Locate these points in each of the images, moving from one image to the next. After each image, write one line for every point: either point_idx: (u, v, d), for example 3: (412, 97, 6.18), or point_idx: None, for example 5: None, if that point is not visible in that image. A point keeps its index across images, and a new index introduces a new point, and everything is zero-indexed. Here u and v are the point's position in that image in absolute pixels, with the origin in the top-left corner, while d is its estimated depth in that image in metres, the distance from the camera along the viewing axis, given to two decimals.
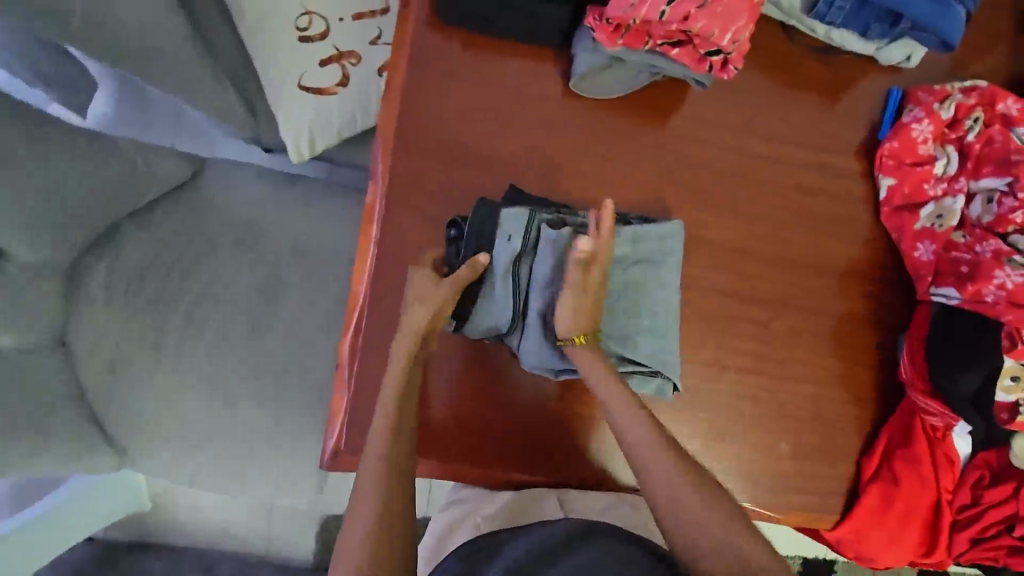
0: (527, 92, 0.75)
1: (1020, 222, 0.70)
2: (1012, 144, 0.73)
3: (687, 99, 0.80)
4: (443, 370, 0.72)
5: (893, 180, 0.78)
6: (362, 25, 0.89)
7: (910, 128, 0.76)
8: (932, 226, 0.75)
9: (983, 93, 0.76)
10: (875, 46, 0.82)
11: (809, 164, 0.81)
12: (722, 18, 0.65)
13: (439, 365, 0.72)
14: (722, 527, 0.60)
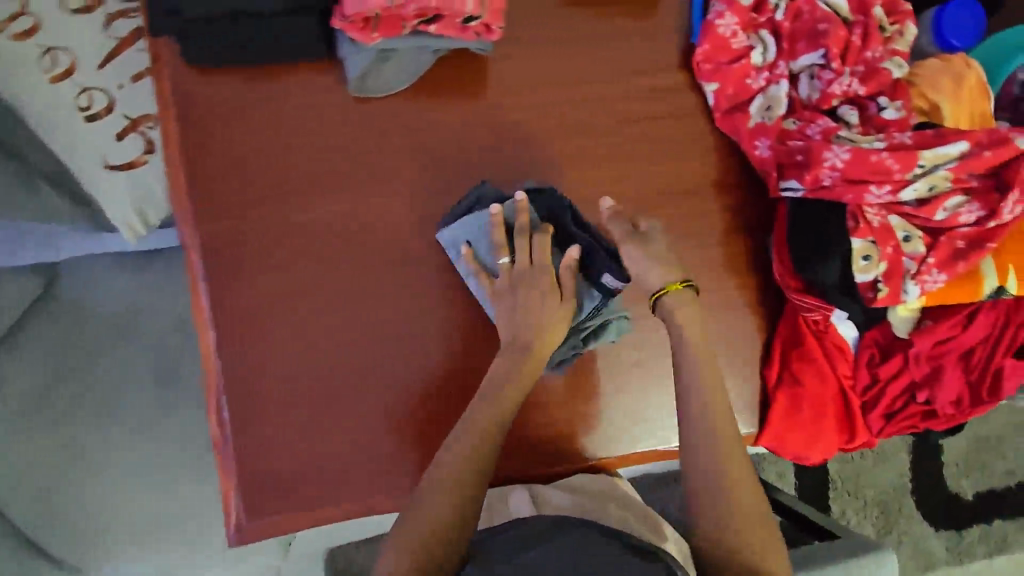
0: (315, 111, 0.71)
1: (841, 94, 0.67)
2: (818, 13, 0.69)
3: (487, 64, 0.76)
4: (320, 414, 0.71)
5: (717, 84, 0.73)
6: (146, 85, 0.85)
7: (716, 26, 0.71)
8: (763, 121, 0.71)
9: None
10: None
11: (632, 89, 0.78)
12: None
13: (315, 411, 0.70)
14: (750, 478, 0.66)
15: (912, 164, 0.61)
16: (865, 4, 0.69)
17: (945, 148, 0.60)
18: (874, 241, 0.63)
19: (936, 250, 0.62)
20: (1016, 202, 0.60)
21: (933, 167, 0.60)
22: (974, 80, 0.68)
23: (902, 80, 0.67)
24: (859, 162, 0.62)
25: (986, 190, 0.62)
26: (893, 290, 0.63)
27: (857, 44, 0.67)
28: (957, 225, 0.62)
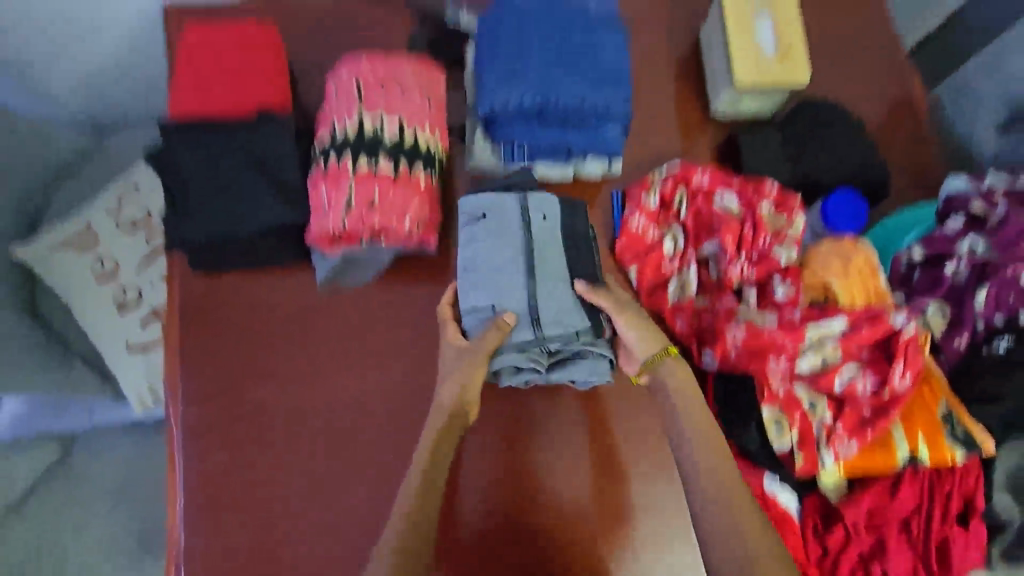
0: (292, 301, 0.84)
1: (741, 277, 0.76)
2: (714, 210, 0.81)
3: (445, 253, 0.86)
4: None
5: (637, 267, 0.84)
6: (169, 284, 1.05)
7: (630, 222, 0.84)
8: (678, 299, 0.80)
9: (676, 174, 0.84)
10: (573, 168, 0.87)
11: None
12: (397, 208, 0.73)
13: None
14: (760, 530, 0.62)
15: (799, 339, 0.67)
16: (752, 202, 0.81)
17: (827, 324, 0.67)
18: (782, 409, 0.67)
19: (841, 419, 0.65)
20: (903, 370, 0.65)
21: (821, 341, 0.67)
22: (862, 258, 0.76)
23: (793, 263, 0.77)
24: (755, 338, 0.69)
25: (877, 360, 0.67)
26: (808, 458, 0.65)
27: (749, 235, 0.78)
28: (858, 392, 0.66)
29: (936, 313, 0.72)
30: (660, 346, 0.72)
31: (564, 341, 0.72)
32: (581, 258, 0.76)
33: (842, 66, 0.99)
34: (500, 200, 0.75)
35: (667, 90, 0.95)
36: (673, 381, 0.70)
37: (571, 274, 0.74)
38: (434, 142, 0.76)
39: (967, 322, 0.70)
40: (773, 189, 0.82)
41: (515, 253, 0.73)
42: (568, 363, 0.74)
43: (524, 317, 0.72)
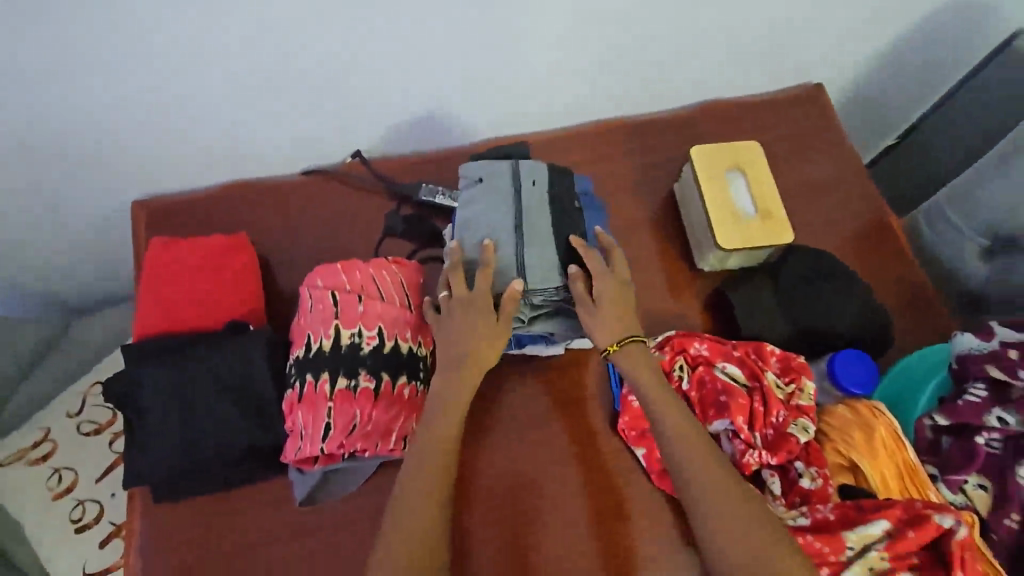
0: (265, 526, 0.74)
1: (760, 461, 0.70)
2: (718, 382, 0.76)
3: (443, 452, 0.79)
4: None
5: (644, 449, 0.78)
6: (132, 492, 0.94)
7: (630, 399, 0.79)
8: None
9: (672, 343, 0.80)
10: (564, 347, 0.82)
11: (582, 451, 0.79)
12: (378, 429, 0.67)
13: None
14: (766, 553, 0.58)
15: (839, 546, 0.60)
16: (756, 370, 0.77)
17: (865, 527, 0.60)
18: None
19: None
20: None
21: (863, 547, 0.59)
22: (886, 428, 0.70)
23: (813, 439, 0.71)
24: None
25: (930, 565, 0.59)
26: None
27: (760, 410, 0.73)
28: None
29: (977, 485, 0.66)
30: (604, 342, 0.69)
31: (548, 298, 0.71)
32: (577, 240, 0.73)
33: (816, 205, 1.00)
34: (493, 167, 0.74)
35: (649, 250, 0.94)
36: (631, 373, 0.69)
37: (557, 238, 0.71)
38: (417, 346, 0.72)
39: (1015, 500, 0.63)
40: (775, 353, 0.79)
41: (506, 215, 0.71)
42: (551, 319, 0.73)
43: (512, 273, 0.69)
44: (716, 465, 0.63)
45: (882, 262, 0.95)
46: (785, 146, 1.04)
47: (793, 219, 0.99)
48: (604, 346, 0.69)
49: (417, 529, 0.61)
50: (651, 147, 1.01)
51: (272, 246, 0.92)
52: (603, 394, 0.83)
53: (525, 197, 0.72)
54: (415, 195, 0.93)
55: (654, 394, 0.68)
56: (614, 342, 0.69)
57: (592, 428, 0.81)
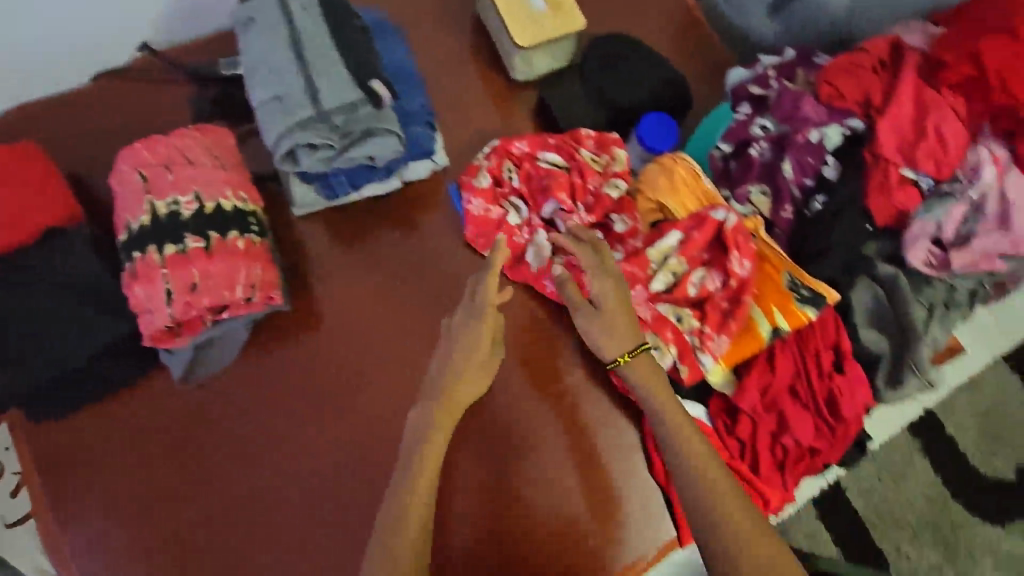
0: (155, 413, 0.77)
1: (585, 224, 0.79)
2: (541, 171, 0.83)
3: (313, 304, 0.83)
4: None
5: (493, 250, 0.84)
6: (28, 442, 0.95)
7: (471, 209, 0.85)
8: (540, 265, 0.81)
9: (498, 150, 0.86)
10: (399, 179, 0.85)
11: (441, 270, 0.85)
12: (221, 281, 0.68)
13: None
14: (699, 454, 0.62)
15: (644, 263, 0.70)
16: (572, 152, 0.84)
17: (663, 241, 0.70)
18: (654, 332, 0.69)
19: (704, 323, 0.68)
20: (740, 258, 0.68)
21: (663, 259, 0.70)
22: (683, 167, 0.80)
23: (626, 195, 0.80)
24: None
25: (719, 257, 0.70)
26: (689, 368, 0.67)
27: (579, 182, 0.81)
28: (712, 292, 0.69)
29: (761, 193, 0.77)
30: (614, 355, 0.68)
31: (349, 116, 0.71)
32: (363, 54, 0.73)
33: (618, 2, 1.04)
34: (262, 5, 0.73)
35: (468, 75, 0.95)
36: (644, 382, 0.66)
37: (342, 56, 0.72)
38: (241, 202, 0.73)
39: (785, 192, 0.76)
40: (590, 134, 0.85)
41: (283, 45, 0.71)
42: (364, 139, 0.73)
43: (303, 99, 0.69)
44: (770, 544, 0.58)
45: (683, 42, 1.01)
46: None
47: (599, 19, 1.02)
48: (615, 358, 0.67)
49: (405, 548, 0.62)
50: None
51: (76, 159, 0.86)
52: (450, 216, 0.88)
53: (300, 25, 0.72)
54: (216, 72, 0.89)
55: (678, 422, 0.64)
56: (626, 353, 0.66)
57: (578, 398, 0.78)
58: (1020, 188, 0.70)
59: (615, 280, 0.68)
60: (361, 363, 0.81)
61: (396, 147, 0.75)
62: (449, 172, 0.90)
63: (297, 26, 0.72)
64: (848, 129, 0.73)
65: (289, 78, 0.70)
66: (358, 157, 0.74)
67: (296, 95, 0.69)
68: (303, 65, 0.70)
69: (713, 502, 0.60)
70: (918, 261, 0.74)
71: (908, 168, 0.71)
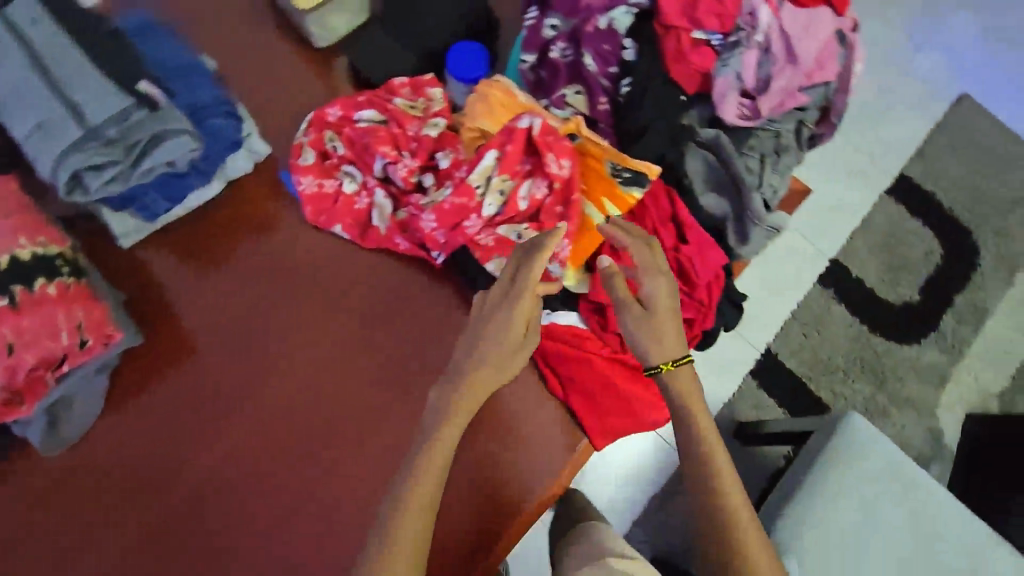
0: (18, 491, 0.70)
1: (414, 170, 0.77)
2: (360, 130, 0.81)
3: (166, 330, 0.78)
4: None
5: (339, 223, 0.82)
6: None
7: (303, 189, 0.82)
8: (386, 224, 0.80)
9: (313, 122, 0.82)
10: (219, 178, 0.82)
11: (293, 260, 0.83)
12: (43, 334, 0.64)
13: None
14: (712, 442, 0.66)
15: (470, 191, 0.69)
16: (385, 105, 0.82)
17: (482, 164, 0.69)
18: (499, 255, 0.70)
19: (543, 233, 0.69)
20: (558, 158, 0.68)
21: (487, 180, 0.69)
22: (496, 87, 0.79)
23: (446, 131, 0.79)
24: (442, 213, 0.70)
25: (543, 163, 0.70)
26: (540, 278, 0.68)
27: (399, 132, 0.79)
28: (543, 200, 0.69)
29: (575, 92, 0.78)
30: (655, 361, 0.67)
31: (124, 125, 0.66)
32: (122, 56, 0.68)
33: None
34: None
35: (271, 54, 0.90)
36: (678, 391, 0.67)
37: (97, 63, 0.67)
38: (41, 247, 0.68)
39: (595, 86, 0.76)
40: (402, 83, 0.84)
41: (24, 69, 0.65)
42: (153, 146, 0.69)
43: (64, 118, 0.64)
44: (738, 495, 0.65)
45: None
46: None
47: None
48: (657, 364, 0.66)
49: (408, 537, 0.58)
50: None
51: None
52: (289, 204, 0.85)
53: (38, 43, 0.66)
54: None
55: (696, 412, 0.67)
56: (670, 361, 0.66)
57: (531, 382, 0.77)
58: (797, 20, 0.72)
59: (668, 281, 0.67)
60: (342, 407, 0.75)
61: (193, 145, 0.71)
62: (275, 159, 0.86)
63: (36, 45, 0.66)
64: (633, 7, 0.74)
65: (43, 101, 0.64)
66: (156, 164, 0.70)
67: (55, 116, 0.64)
68: (55, 83, 0.65)
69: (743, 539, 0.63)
70: (733, 114, 0.74)
71: (697, 30, 0.73)
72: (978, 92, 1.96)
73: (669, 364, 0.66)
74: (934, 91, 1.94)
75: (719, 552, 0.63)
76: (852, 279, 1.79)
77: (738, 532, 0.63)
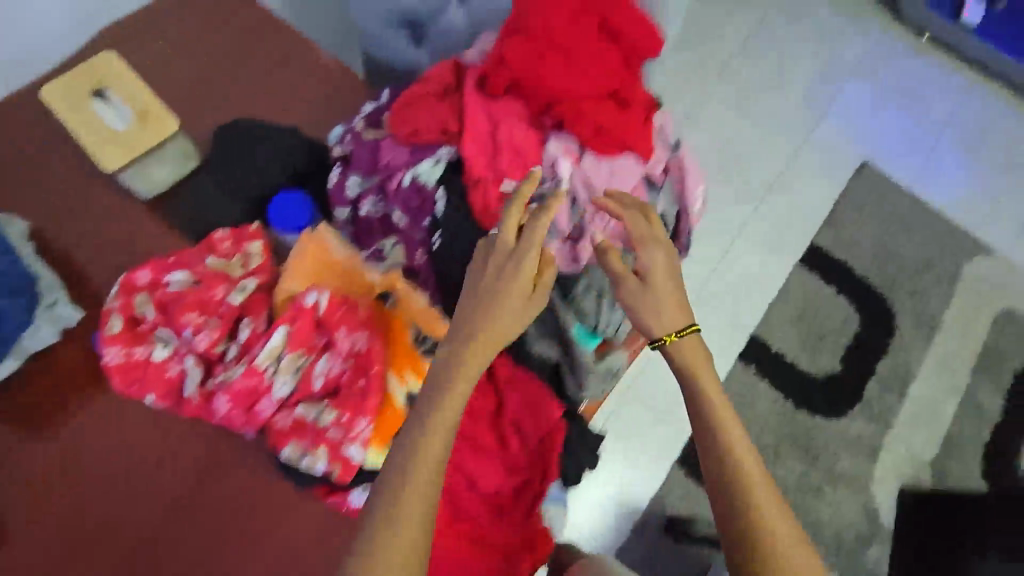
0: None
1: (218, 341, 0.72)
2: (170, 294, 0.75)
3: None
4: None
5: (152, 393, 0.75)
6: None
7: (108, 362, 0.75)
8: (197, 394, 0.73)
9: (121, 288, 0.77)
10: (17, 355, 0.76)
11: (109, 438, 0.78)
12: None
13: None
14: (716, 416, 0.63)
15: (260, 374, 0.64)
16: (197, 264, 0.77)
17: (270, 343, 0.64)
18: (296, 439, 0.65)
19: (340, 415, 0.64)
20: (350, 332, 0.65)
21: (277, 359, 0.64)
22: (313, 241, 0.73)
23: (257, 294, 0.75)
24: (234, 396, 0.65)
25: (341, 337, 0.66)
26: (338, 466, 0.63)
27: (207, 295, 0.74)
28: (340, 375, 0.65)
29: (392, 244, 0.74)
30: (659, 333, 0.65)
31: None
32: None
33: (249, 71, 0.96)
34: None
35: (89, 206, 0.85)
36: (683, 358, 0.66)
37: None
38: None
39: (411, 239, 0.73)
40: (223, 234, 0.79)
41: None
42: None
43: None
44: (755, 457, 0.61)
45: (327, 93, 0.95)
46: (198, 31, 0.97)
47: (227, 94, 0.94)
48: (660, 336, 0.65)
49: (415, 512, 0.52)
50: (35, 100, 0.87)
51: None
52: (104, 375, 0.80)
53: None
54: None
55: (720, 410, 0.63)
56: (672, 333, 0.65)
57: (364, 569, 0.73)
58: (600, 171, 0.70)
59: (666, 254, 0.66)
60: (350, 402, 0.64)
61: None
62: (87, 324, 0.81)
63: None
64: (440, 159, 0.71)
65: None
66: None
67: None
68: None
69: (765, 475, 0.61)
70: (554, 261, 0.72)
71: (505, 179, 0.69)
72: (881, 157, 1.97)
73: (671, 336, 0.64)
74: (844, 154, 1.96)
75: (740, 563, 0.58)
76: (774, 351, 1.77)
77: (747, 464, 0.61)
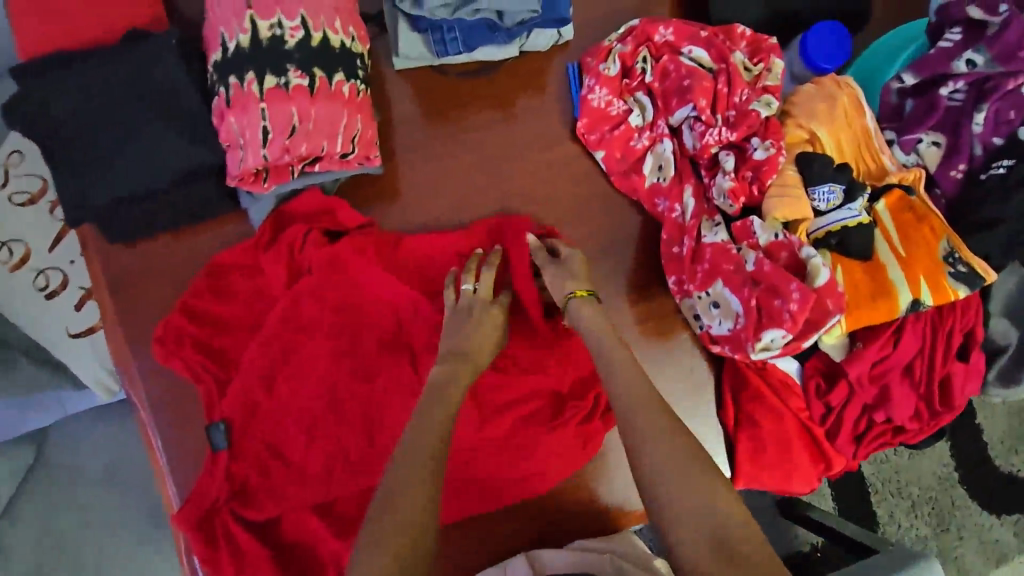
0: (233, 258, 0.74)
1: (717, 142, 0.69)
2: (682, 69, 0.71)
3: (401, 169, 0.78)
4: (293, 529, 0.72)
5: (604, 151, 0.76)
6: (67, 245, 0.90)
7: (590, 99, 0.74)
8: (658, 181, 0.74)
9: (636, 33, 0.73)
10: (518, 45, 0.77)
11: (538, 159, 0.79)
12: (321, 130, 0.62)
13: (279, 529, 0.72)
14: (689, 485, 0.58)
15: (776, 164, 0.65)
16: (723, 50, 0.71)
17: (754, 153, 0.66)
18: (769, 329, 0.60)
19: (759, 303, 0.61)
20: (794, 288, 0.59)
21: (781, 173, 0.66)
22: (848, 96, 0.68)
23: (773, 119, 0.69)
24: (742, 187, 0.66)
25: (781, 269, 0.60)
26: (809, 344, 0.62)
27: (724, 91, 0.70)
28: (817, 208, 0.65)
29: (931, 143, 0.67)
30: (573, 288, 0.70)
31: None
32: None
33: None
34: None
35: None
36: (627, 368, 0.66)
37: None
38: (350, 39, 0.64)
39: (965, 147, 0.66)
40: (746, 33, 0.72)
41: None
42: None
43: None
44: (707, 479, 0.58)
45: None
46: None
47: None
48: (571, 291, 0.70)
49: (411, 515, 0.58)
50: None
51: None
52: (562, 101, 0.80)
53: None
54: None
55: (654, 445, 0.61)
56: (581, 290, 0.70)
57: (599, 484, 0.79)
58: None
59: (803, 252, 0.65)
60: (277, 428, 0.71)
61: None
62: (569, 50, 0.81)
63: None
64: None
65: None
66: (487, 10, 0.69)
67: None
68: None
69: (648, 441, 0.61)
70: None
71: None
72: None
73: (576, 292, 0.70)
74: None
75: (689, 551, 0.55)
76: None
77: (654, 481, 0.59)
